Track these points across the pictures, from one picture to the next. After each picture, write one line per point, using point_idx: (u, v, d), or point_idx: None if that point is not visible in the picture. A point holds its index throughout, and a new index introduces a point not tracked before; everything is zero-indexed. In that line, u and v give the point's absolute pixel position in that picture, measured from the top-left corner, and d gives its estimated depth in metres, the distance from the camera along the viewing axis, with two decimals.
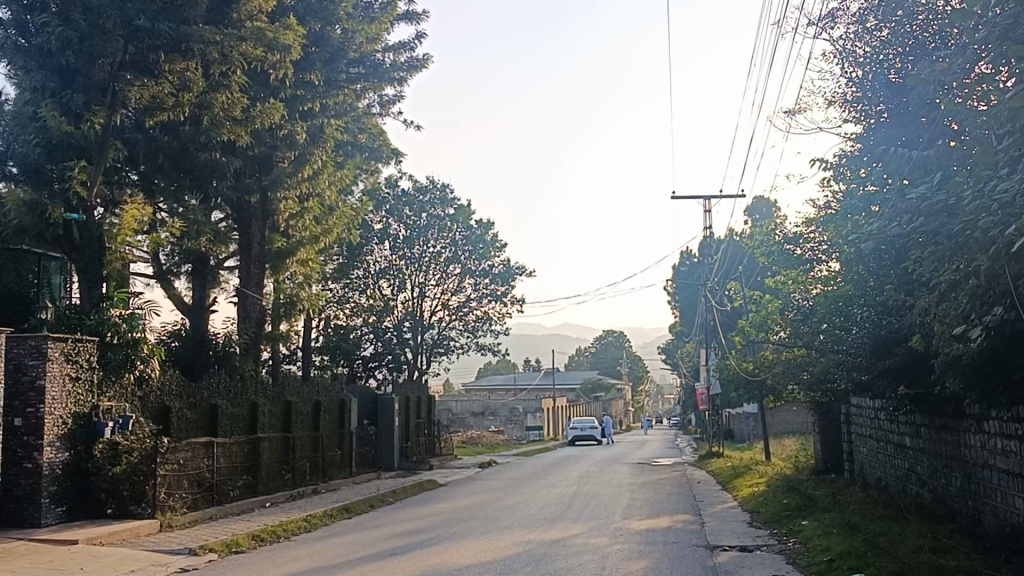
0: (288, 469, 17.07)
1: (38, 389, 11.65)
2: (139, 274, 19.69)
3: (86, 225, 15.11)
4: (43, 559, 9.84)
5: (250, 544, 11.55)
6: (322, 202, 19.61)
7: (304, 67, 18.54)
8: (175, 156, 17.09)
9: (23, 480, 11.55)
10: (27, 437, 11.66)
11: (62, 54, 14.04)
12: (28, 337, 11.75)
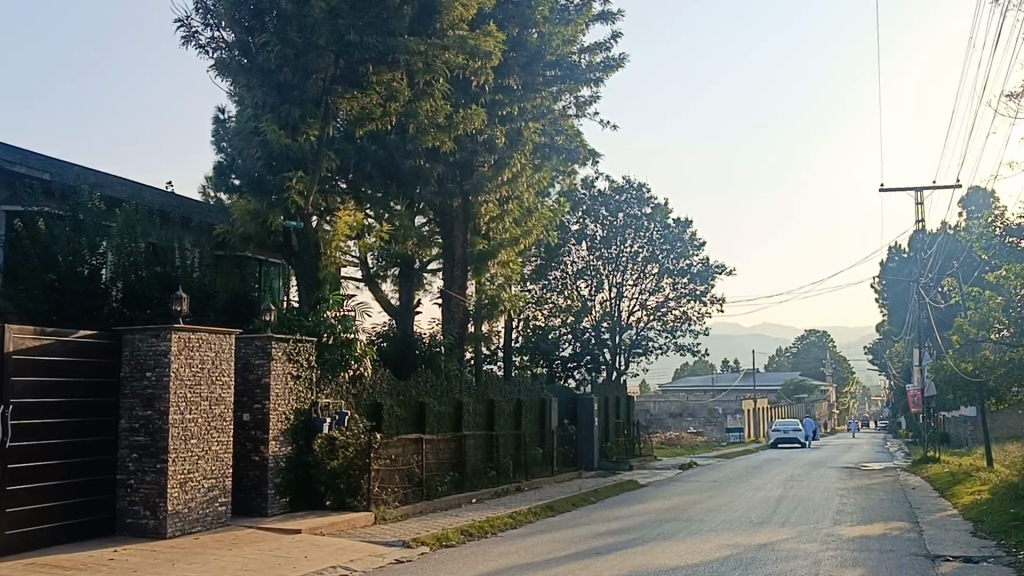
0: (493, 467, 17.47)
1: (263, 386, 12.37)
2: (351, 278, 20.65)
3: (303, 231, 15.98)
4: (271, 547, 10.45)
5: (459, 538, 11.88)
6: (521, 204, 19.93)
7: (503, 72, 18.96)
8: (382, 163, 17.69)
9: (252, 471, 12.31)
10: (254, 431, 12.39)
11: (281, 72, 14.96)
12: (254, 337, 12.51)
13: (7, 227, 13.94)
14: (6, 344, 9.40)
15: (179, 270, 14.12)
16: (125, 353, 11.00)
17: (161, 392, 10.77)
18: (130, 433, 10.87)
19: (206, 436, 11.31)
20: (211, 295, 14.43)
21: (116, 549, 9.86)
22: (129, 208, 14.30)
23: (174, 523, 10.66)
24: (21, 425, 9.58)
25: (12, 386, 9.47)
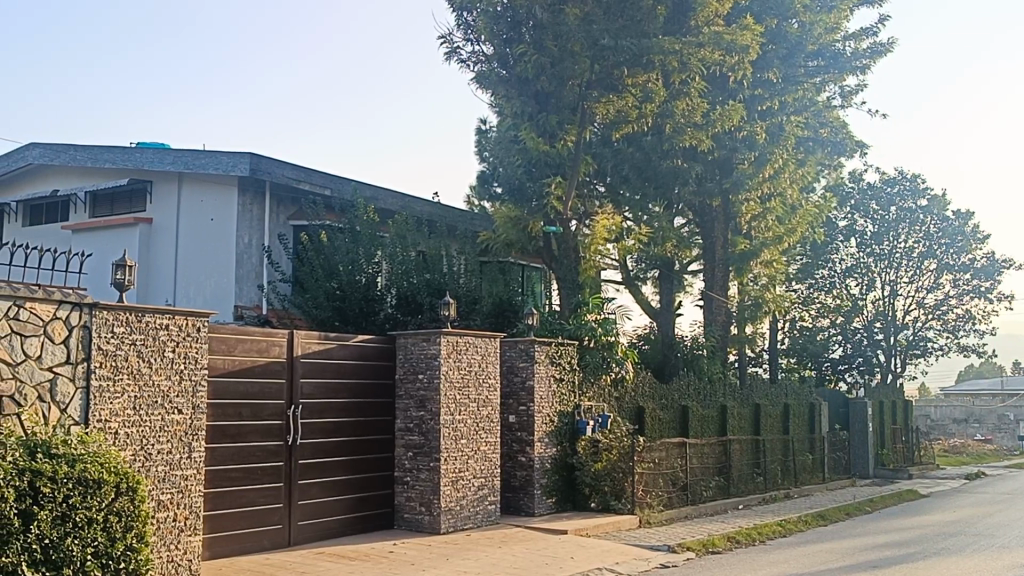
0: (760, 473, 16.98)
1: (528, 389, 12.65)
2: (610, 280, 20.75)
3: (563, 235, 16.20)
4: (539, 546, 10.64)
5: (726, 545, 11.61)
6: (785, 201, 19.10)
7: (761, 66, 18.43)
8: (639, 165, 17.95)
9: (519, 472, 12.62)
10: (519, 433, 12.69)
11: (538, 80, 15.43)
12: (518, 340, 12.81)
13: (294, 241, 15.06)
14: (295, 348, 10.11)
15: (446, 276, 14.59)
16: (399, 356, 11.58)
17: (433, 394, 11.25)
18: (406, 433, 11.43)
19: (476, 437, 11.71)
20: (477, 300, 14.83)
21: (396, 543, 10.39)
22: (401, 219, 15.08)
23: (447, 520, 11.12)
24: (309, 423, 10.30)
25: (300, 387, 10.20)
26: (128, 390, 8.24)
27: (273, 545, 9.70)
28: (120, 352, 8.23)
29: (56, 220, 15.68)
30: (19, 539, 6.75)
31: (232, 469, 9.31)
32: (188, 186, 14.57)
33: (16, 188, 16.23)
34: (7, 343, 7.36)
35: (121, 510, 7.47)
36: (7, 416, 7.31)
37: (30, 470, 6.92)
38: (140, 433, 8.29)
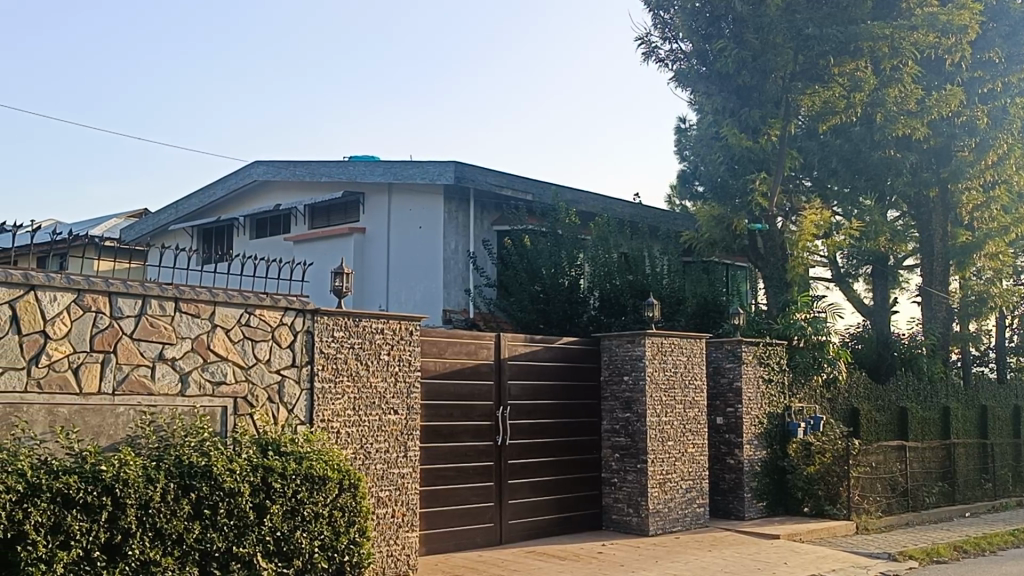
0: (989, 479, 15.95)
1: (735, 390, 12.40)
2: (820, 278, 20.10)
3: (769, 233, 15.79)
4: (751, 551, 10.41)
5: (952, 555, 10.97)
6: (1011, 188, 17.87)
7: (982, 47, 17.42)
8: (849, 158, 17.28)
9: (728, 475, 12.40)
10: (728, 435, 12.46)
11: (739, 75, 15.24)
12: (724, 341, 12.58)
13: (499, 246, 15.36)
14: (502, 351, 10.33)
15: (649, 277, 14.51)
16: (604, 358, 11.62)
17: (638, 395, 11.23)
18: (612, 434, 11.46)
19: (683, 439, 11.60)
20: (680, 301, 14.63)
21: (605, 543, 10.44)
22: (603, 221, 15.10)
23: (656, 522, 11.09)
24: (518, 424, 10.50)
25: (508, 388, 10.42)
26: (347, 392, 8.66)
27: (486, 543, 9.96)
28: (339, 355, 8.67)
29: (279, 232, 16.65)
30: (254, 531, 7.28)
31: (446, 468, 9.61)
32: (397, 197, 15.15)
33: (243, 204, 17.30)
34: (240, 348, 8.04)
35: (344, 505, 7.87)
36: (242, 416, 7.98)
37: (262, 467, 7.41)
38: (359, 433, 8.70)
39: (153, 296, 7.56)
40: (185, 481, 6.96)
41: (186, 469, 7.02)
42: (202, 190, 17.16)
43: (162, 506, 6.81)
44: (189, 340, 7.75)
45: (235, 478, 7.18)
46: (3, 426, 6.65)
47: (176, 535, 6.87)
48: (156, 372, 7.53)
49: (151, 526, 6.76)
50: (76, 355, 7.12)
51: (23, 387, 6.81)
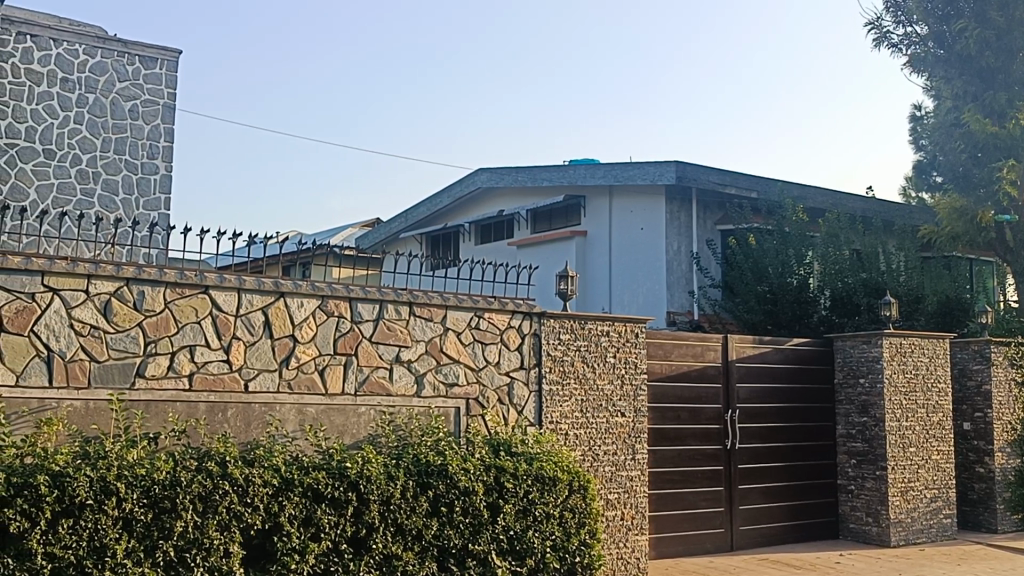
0: None
1: (984, 394, 11.59)
2: None
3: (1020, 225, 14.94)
4: (1005, 566, 9.69)
5: None
6: None
7: None
8: None
9: (977, 485, 11.59)
10: (977, 442, 11.65)
11: (982, 56, 14.99)
12: (971, 341, 11.79)
13: (723, 246, 15.06)
14: (730, 352, 10.12)
15: (885, 274, 13.76)
16: (837, 360, 11.14)
17: (876, 399, 10.72)
18: (848, 439, 10.96)
19: (926, 444, 10.97)
20: (921, 300, 13.75)
21: (843, 553, 10.00)
22: (832, 216, 14.47)
23: (898, 533, 10.52)
24: (748, 428, 10.24)
25: (738, 391, 10.18)
26: (575, 394, 8.72)
27: (717, 549, 9.78)
28: (566, 357, 8.74)
29: (503, 237, 17.00)
30: (488, 529, 7.45)
31: (674, 472, 9.51)
32: (618, 199, 15.14)
33: (471, 211, 17.80)
34: (471, 351, 8.27)
35: (574, 506, 7.94)
36: (475, 417, 8.21)
37: (495, 467, 7.58)
38: (588, 435, 8.75)
39: (390, 301, 7.91)
40: (423, 479, 7.23)
41: (424, 467, 7.28)
42: (433, 198, 17.80)
43: (402, 502, 7.10)
44: (423, 343, 8.04)
45: (469, 477, 7.38)
46: (259, 423, 7.20)
47: (415, 530, 7.15)
48: (394, 374, 7.86)
49: (393, 522, 7.07)
50: (321, 357, 7.56)
51: (276, 388, 7.33)
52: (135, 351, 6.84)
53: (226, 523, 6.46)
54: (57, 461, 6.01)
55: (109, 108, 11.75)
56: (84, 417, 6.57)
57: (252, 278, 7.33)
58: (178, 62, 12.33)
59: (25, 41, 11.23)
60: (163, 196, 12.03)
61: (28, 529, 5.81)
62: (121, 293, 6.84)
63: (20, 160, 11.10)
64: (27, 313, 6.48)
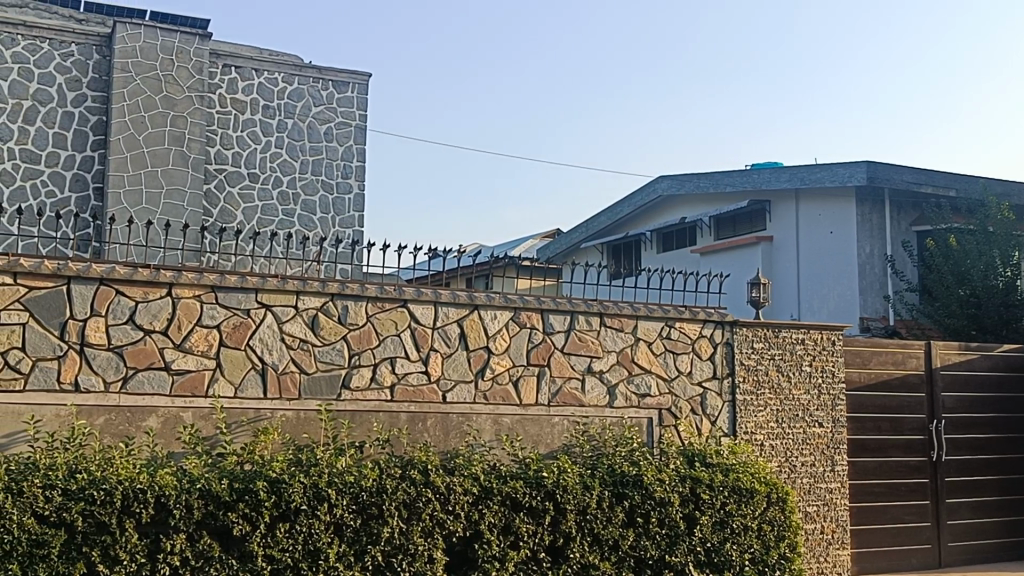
0: None
1: None
2: None
3: None
4: None
5: None
6: None
7: None
8: None
9: None
10: None
11: None
12: None
13: (920, 248, 14.36)
14: (934, 359, 9.66)
15: None
16: None
17: None
18: None
19: None
20: None
21: None
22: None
23: None
24: (954, 439, 9.73)
25: (942, 400, 9.69)
26: (770, 404, 8.53)
27: (923, 566, 9.34)
28: (760, 366, 8.56)
29: (685, 245, 16.81)
30: (685, 541, 7.38)
31: (875, 484, 9.14)
32: (805, 203, 14.72)
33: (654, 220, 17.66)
34: (662, 361, 8.22)
35: (773, 519, 7.76)
36: (668, 427, 8.16)
37: (690, 478, 7.51)
38: (785, 446, 8.54)
39: (580, 312, 7.97)
40: (618, 489, 7.26)
41: (619, 478, 7.30)
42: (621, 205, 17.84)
43: (599, 512, 7.14)
44: (614, 353, 8.06)
45: (665, 488, 7.34)
46: (457, 433, 7.40)
47: (612, 541, 7.17)
48: (586, 385, 7.91)
49: (590, 532, 7.11)
50: (515, 368, 7.69)
51: (472, 398, 7.50)
52: (340, 363, 7.15)
53: (430, 529, 6.66)
54: (273, 468, 6.34)
55: (306, 132, 12.36)
56: (296, 426, 6.92)
57: (447, 292, 7.54)
58: (368, 84, 12.81)
59: (231, 72, 11.96)
60: (357, 214, 12.53)
61: (249, 532, 6.17)
62: (327, 308, 7.17)
63: (228, 184, 11.82)
64: (243, 328, 6.90)
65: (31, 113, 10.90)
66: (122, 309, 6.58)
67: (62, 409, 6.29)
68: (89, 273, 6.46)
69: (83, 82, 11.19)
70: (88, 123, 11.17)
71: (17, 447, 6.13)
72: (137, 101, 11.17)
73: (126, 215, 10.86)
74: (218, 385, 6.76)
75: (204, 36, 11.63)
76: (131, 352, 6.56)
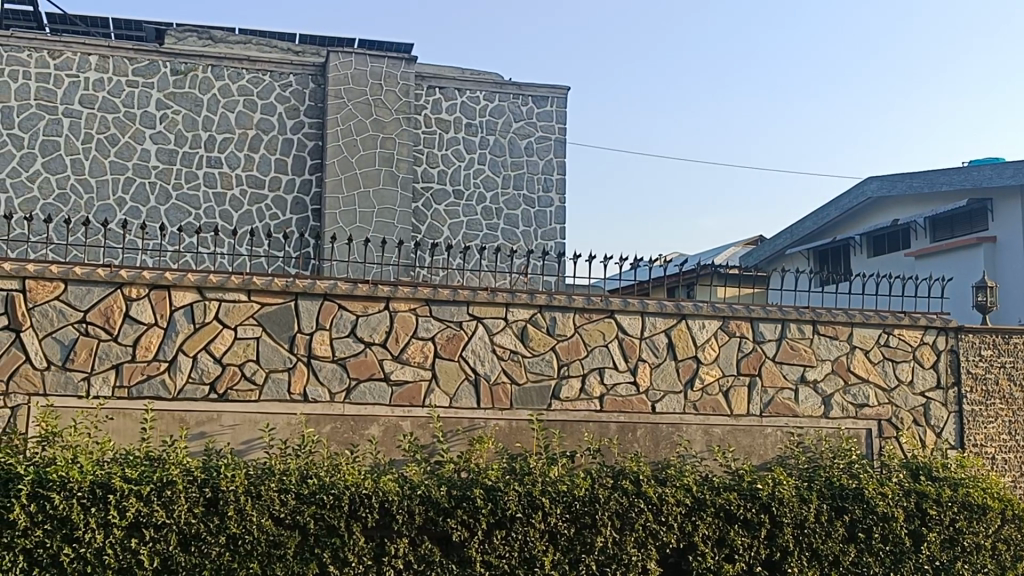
0: None
1: None
2: None
3: None
4: None
5: None
6: None
7: None
8: None
9: None
10: None
11: None
12: None
13: None
14: None
15: None
16: None
17: None
18: None
19: None
20: None
21: None
22: None
23: None
24: None
25: None
26: (1001, 415, 8.02)
27: None
28: (989, 375, 8.06)
29: (898, 248, 15.99)
30: (912, 558, 7.04)
31: None
32: None
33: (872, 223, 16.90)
34: (881, 369, 7.89)
35: (1008, 537, 7.29)
36: (888, 439, 7.81)
37: (916, 492, 7.16)
38: (1020, 460, 7.99)
39: (792, 320, 7.76)
40: (838, 503, 7.02)
41: (838, 491, 7.05)
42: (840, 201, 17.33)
43: (817, 526, 6.92)
44: (829, 362, 7.80)
45: (888, 502, 7.03)
46: (668, 443, 7.35)
47: (832, 556, 6.93)
48: (800, 395, 7.69)
49: (807, 546, 6.90)
50: (725, 378, 7.58)
51: (682, 409, 7.44)
52: (550, 374, 7.25)
53: (643, 540, 6.64)
54: (489, 476, 6.50)
55: (508, 147, 12.62)
56: (509, 435, 7.07)
57: (654, 302, 7.52)
58: (567, 97, 12.93)
59: (435, 93, 12.38)
60: (558, 227, 12.65)
61: (468, 538, 6.34)
62: (536, 319, 7.30)
63: (435, 202, 12.24)
64: (456, 340, 7.11)
65: (255, 141, 11.67)
66: (345, 322, 6.93)
67: (293, 418, 6.68)
68: (314, 290, 6.85)
69: (300, 109, 11.85)
70: (306, 148, 11.82)
71: (254, 453, 6.56)
72: (349, 125, 11.75)
73: (343, 234, 11.42)
74: (434, 395, 7.00)
75: (409, 60, 12.11)
76: (353, 364, 6.90)
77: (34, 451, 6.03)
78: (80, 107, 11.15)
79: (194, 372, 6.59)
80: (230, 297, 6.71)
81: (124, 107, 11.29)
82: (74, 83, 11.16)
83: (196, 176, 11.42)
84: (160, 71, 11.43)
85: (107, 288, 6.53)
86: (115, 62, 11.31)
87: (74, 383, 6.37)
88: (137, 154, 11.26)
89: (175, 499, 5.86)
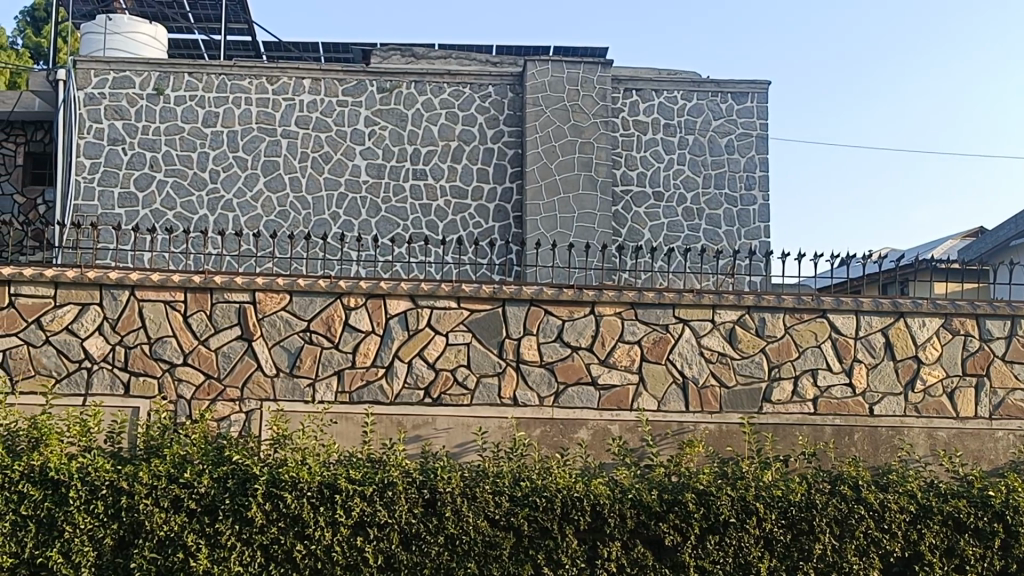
0: None
1: None
2: None
3: None
4: None
5: None
6: None
7: None
8: None
9: None
10: None
11: None
12: None
13: None
14: None
15: None
16: None
17: None
18: None
19: None
20: None
21: None
22: None
23: None
24: None
25: None
26: None
27: None
28: None
29: None
30: None
31: None
32: None
33: None
34: None
35: None
36: None
37: None
38: None
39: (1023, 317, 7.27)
40: None
41: None
42: None
43: None
44: None
45: None
46: (888, 448, 7.04)
47: None
48: None
49: None
50: (949, 379, 7.18)
51: (903, 411, 7.11)
52: (760, 376, 7.10)
53: (864, 548, 6.39)
54: (700, 480, 6.43)
55: (707, 147, 12.42)
56: (719, 439, 6.97)
57: (868, 300, 7.22)
58: (768, 92, 12.57)
59: (632, 95, 12.39)
60: (762, 225, 12.32)
61: (681, 542, 6.29)
62: (744, 320, 7.15)
63: (635, 205, 12.22)
64: (663, 343, 7.07)
65: (457, 152, 12.01)
66: (551, 327, 7.02)
67: (504, 421, 6.85)
68: (521, 295, 6.98)
69: (500, 119, 12.12)
70: (506, 157, 12.07)
71: (468, 456, 6.77)
72: (548, 132, 11.92)
73: (545, 240, 11.58)
74: (642, 399, 6.99)
75: (605, 64, 12.15)
76: (561, 368, 6.98)
77: (267, 453, 6.43)
78: (296, 128, 11.81)
79: (410, 378, 6.85)
80: (441, 304, 6.94)
81: (335, 126, 11.87)
82: (291, 105, 11.85)
83: (404, 188, 11.86)
84: (367, 90, 11.97)
85: (328, 298, 6.88)
86: (326, 84, 11.92)
87: (301, 389, 6.77)
88: (349, 170, 11.82)
89: (395, 499, 6.12)
